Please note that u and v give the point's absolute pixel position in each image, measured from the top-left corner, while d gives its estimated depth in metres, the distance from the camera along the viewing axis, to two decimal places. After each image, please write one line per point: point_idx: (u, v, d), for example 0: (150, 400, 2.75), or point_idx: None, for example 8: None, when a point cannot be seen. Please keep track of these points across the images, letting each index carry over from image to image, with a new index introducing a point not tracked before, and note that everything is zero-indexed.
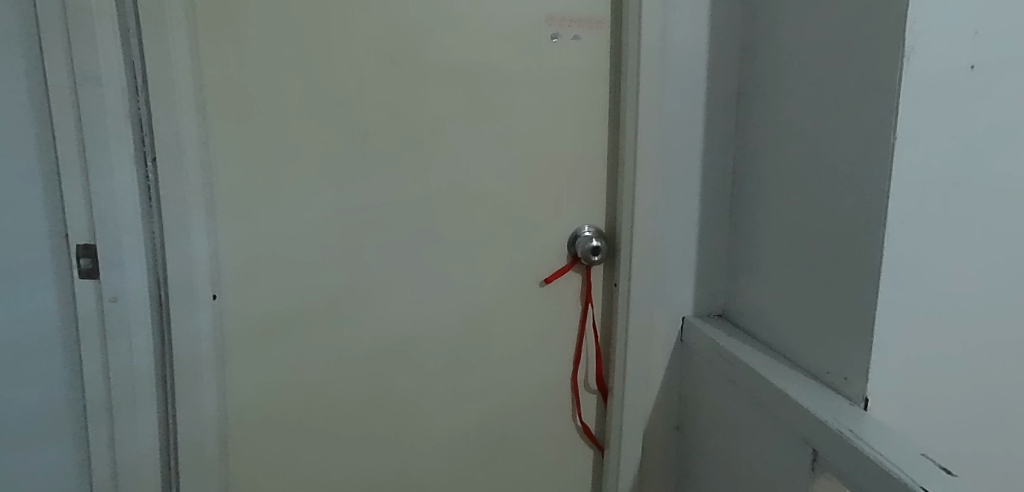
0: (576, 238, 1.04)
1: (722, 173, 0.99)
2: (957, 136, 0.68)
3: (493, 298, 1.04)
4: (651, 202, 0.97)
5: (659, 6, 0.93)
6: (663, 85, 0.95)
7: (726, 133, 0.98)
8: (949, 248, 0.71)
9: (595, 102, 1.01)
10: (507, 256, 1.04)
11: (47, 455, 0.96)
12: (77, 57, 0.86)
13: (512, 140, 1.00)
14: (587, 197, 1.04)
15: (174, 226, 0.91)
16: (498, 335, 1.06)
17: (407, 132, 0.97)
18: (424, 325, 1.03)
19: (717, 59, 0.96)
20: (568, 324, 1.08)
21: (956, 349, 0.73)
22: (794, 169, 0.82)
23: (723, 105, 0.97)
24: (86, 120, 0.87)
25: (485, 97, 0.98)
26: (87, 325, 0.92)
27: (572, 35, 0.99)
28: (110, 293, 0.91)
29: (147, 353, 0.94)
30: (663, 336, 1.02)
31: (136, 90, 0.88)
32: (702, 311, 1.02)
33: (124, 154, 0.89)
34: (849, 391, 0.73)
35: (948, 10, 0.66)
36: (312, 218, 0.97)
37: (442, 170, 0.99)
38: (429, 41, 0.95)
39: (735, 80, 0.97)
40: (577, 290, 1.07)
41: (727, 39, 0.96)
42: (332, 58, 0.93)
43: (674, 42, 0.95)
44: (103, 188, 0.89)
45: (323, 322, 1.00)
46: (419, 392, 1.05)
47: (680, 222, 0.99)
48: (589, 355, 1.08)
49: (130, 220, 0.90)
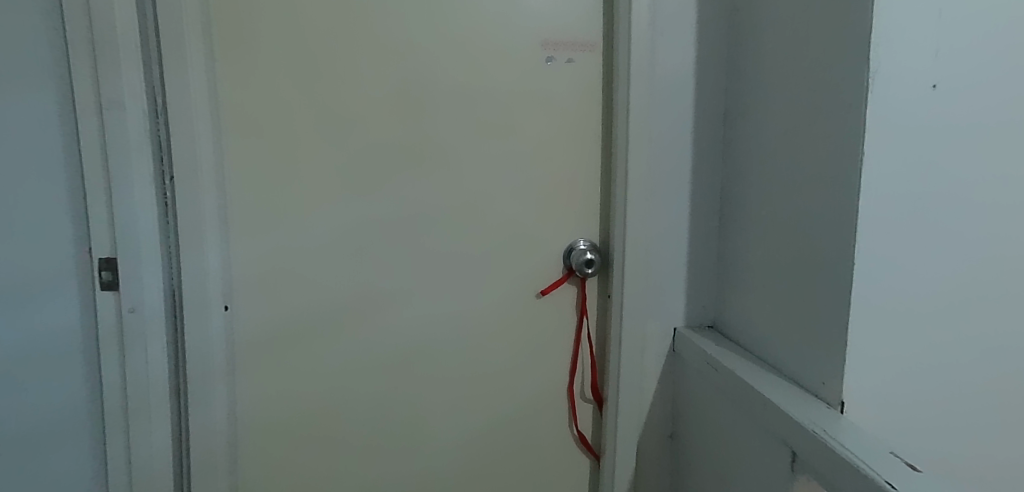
0: (571, 251, 1.08)
1: (711, 188, 1.03)
2: (922, 152, 0.72)
3: (493, 309, 1.09)
4: (642, 216, 1.01)
5: (647, 29, 0.98)
6: (652, 104, 1.00)
7: (714, 149, 1.02)
8: (917, 257, 0.74)
9: (588, 121, 1.06)
10: (505, 269, 1.08)
11: (66, 458, 1.01)
12: (103, 83, 0.92)
13: (508, 158, 1.05)
14: (581, 212, 1.08)
15: (189, 240, 0.96)
16: (496, 345, 1.09)
17: (410, 150, 1.03)
18: (426, 335, 1.07)
19: (703, 78, 1.00)
20: (563, 335, 1.11)
21: (929, 354, 0.76)
22: (774, 184, 0.86)
23: (711, 123, 1.01)
24: (109, 141, 0.93)
25: (483, 117, 1.03)
26: (106, 334, 0.98)
27: (565, 58, 1.04)
28: (128, 304, 0.97)
29: (162, 361, 0.99)
30: (655, 346, 1.05)
31: (156, 113, 0.95)
32: (693, 321, 1.05)
33: (144, 172, 0.95)
34: (827, 395, 0.76)
35: (910, 31, 0.70)
36: (318, 233, 1.02)
37: (442, 187, 1.04)
38: (430, 63, 1.01)
39: (723, 98, 1.01)
40: (572, 302, 1.11)
41: (713, 60, 1.00)
42: (339, 81, 0.99)
43: (662, 64, 0.99)
44: (124, 204, 0.95)
45: (329, 332, 1.05)
46: (423, 401, 1.09)
47: (670, 235, 1.03)
48: (585, 365, 1.12)
49: (148, 234, 0.96)
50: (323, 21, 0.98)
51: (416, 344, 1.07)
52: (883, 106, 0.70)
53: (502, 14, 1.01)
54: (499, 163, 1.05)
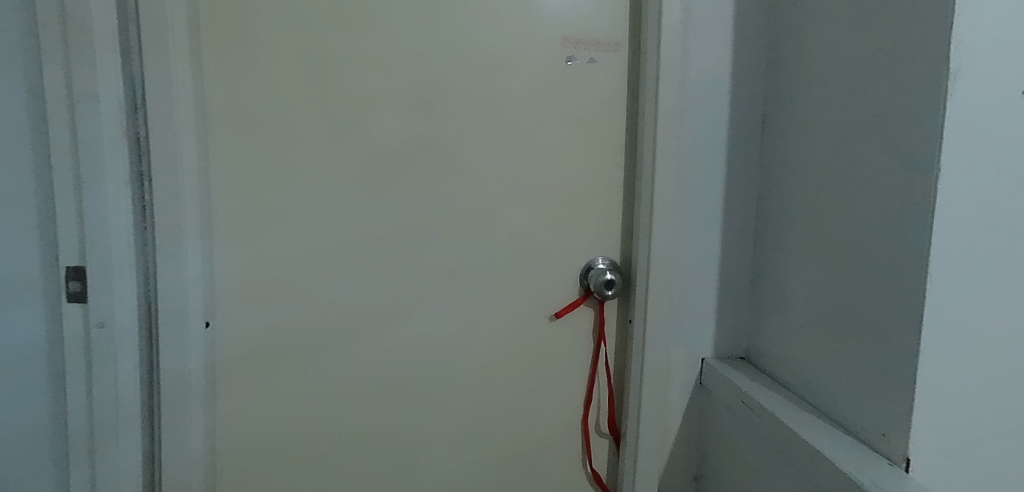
0: (589, 270, 0.98)
1: (746, 206, 0.93)
2: (1002, 172, 0.63)
3: (501, 332, 0.99)
4: (670, 234, 0.91)
5: (679, 26, 0.88)
6: (683, 111, 0.90)
7: (750, 162, 0.92)
8: (994, 293, 0.65)
9: (610, 127, 0.96)
10: (516, 288, 0.98)
11: (26, 484, 0.92)
12: (76, 72, 0.83)
13: (521, 167, 0.95)
14: (601, 228, 0.98)
15: (167, 248, 0.87)
16: (504, 371, 1.00)
17: (413, 155, 0.93)
18: (428, 358, 0.97)
19: (740, 82, 0.91)
20: (578, 362, 1.01)
21: (1003, 404, 0.67)
22: (823, 202, 0.76)
23: (747, 133, 0.92)
24: (80, 137, 0.84)
25: (494, 121, 0.94)
26: (73, 350, 0.87)
27: (587, 58, 0.94)
28: (97, 317, 0.87)
29: (134, 381, 0.89)
30: (680, 378, 0.95)
31: (135, 107, 0.85)
32: (723, 352, 0.95)
33: (118, 173, 0.85)
34: (888, 449, 0.66)
35: (996, 29, 0.61)
36: (310, 244, 0.93)
37: (448, 195, 0.95)
38: (438, 60, 0.91)
39: (761, 106, 0.91)
40: (588, 326, 1.00)
41: (750, 62, 0.90)
42: (337, 77, 0.90)
43: (695, 65, 0.90)
44: (95, 207, 0.85)
45: (321, 354, 0.95)
46: (422, 431, 0.99)
47: (700, 255, 0.93)
48: (601, 396, 1.02)
49: (121, 241, 0.86)
50: (321, 11, 0.88)
51: (416, 369, 0.97)
52: (963, 116, 0.61)
53: (519, 7, 0.92)
54: (512, 172, 0.95)
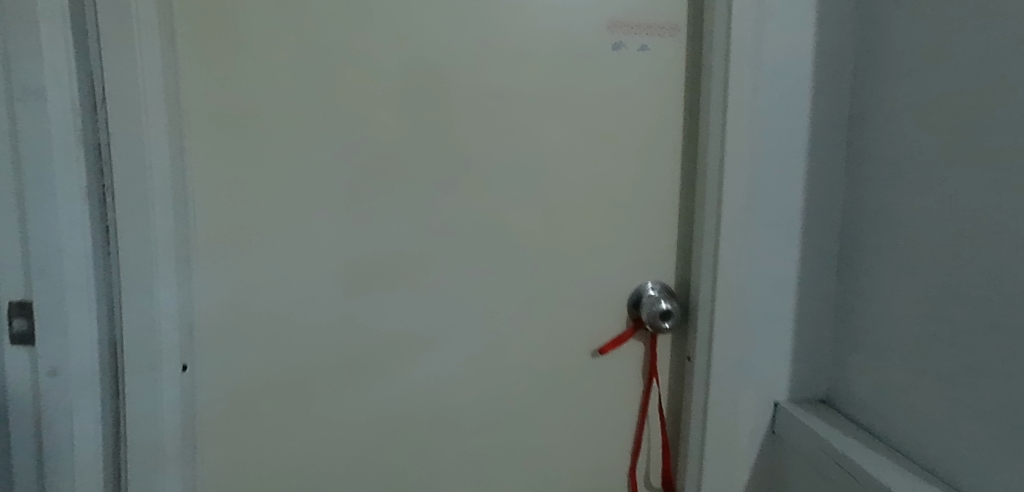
0: (639, 298, 0.83)
1: (829, 220, 0.78)
2: None
3: (535, 370, 0.84)
4: (740, 256, 0.76)
5: (753, 4, 0.73)
6: (757, 106, 0.75)
7: (835, 168, 0.77)
8: None
9: (664, 128, 0.81)
10: (553, 318, 0.83)
11: None
12: (17, 65, 0.67)
13: (560, 175, 0.80)
14: (653, 246, 0.83)
15: (135, 275, 0.72)
16: (538, 415, 0.85)
17: (432, 160, 0.78)
18: (449, 401, 0.83)
19: (823, 72, 0.75)
20: (625, 403, 0.86)
21: None
22: (963, 226, 0.61)
23: (830, 134, 0.76)
24: (23, 143, 0.68)
25: (528, 120, 0.79)
26: (19, 402, 0.72)
27: (638, 44, 0.79)
28: (48, 362, 0.71)
29: (94, 438, 0.74)
30: (749, 425, 0.80)
31: (94, 108, 0.70)
32: (799, 395, 0.80)
33: (73, 187, 0.70)
34: None
35: None
36: (309, 269, 0.78)
37: (472, 209, 0.79)
38: (462, 48, 0.76)
39: (848, 101, 0.76)
40: (637, 362, 0.85)
41: (835, 47, 0.75)
42: (341, 68, 0.74)
43: (771, 51, 0.74)
44: (43, 229, 0.70)
45: (322, 400, 0.80)
46: (442, 485, 0.84)
47: (774, 280, 0.78)
48: (652, 443, 0.87)
49: (78, 270, 0.71)
50: None
51: (436, 413, 0.83)
52: None
53: None
54: (549, 181, 0.80)
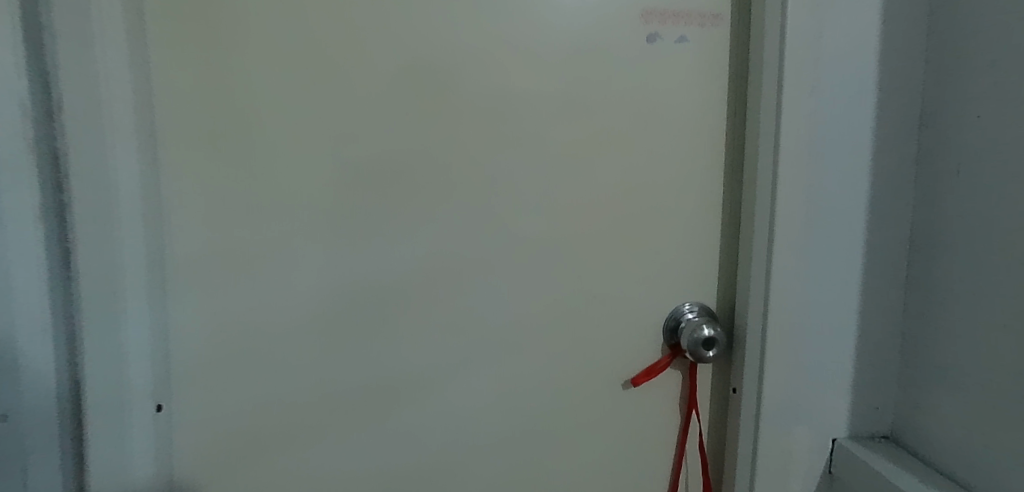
0: (677, 323, 0.74)
1: (895, 234, 0.68)
2: None
3: (559, 404, 0.74)
4: (795, 276, 0.67)
5: None
6: (815, 105, 0.65)
7: (903, 175, 0.67)
8: None
9: (704, 130, 0.72)
10: (579, 346, 0.74)
11: None
12: None
13: (588, 184, 0.71)
14: (692, 264, 0.74)
15: (99, 309, 0.63)
16: (563, 453, 0.75)
17: (442, 168, 0.68)
18: (462, 440, 0.73)
19: (891, 66, 0.66)
20: (660, 438, 0.77)
21: None
22: None
23: (898, 136, 0.67)
24: None
25: (551, 120, 0.69)
26: None
27: (676, 36, 0.70)
28: None
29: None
30: (804, 466, 0.70)
31: (50, 113, 0.60)
32: (860, 431, 0.71)
33: (26, 208, 0.60)
34: None
35: None
36: (301, 293, 0.67)
37: (489, 223, 0.70)
38: (476, 40, 0.67)
39: (918, 98, 0.67)
40: (674, 393, 0.76)
41: (904, 38, 0.66)
42: (338, 62, 0.64)
43: (831, 42, 0.65)
44: None
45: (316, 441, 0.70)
46: None
47: (833, 302, 0.69)
48: (692, 481, 0.78)
49: (32, 303, 0.61)
50: None
51: (448, 454, 0.73)
52: None
53: None
54: (576, 191, 0.71)
